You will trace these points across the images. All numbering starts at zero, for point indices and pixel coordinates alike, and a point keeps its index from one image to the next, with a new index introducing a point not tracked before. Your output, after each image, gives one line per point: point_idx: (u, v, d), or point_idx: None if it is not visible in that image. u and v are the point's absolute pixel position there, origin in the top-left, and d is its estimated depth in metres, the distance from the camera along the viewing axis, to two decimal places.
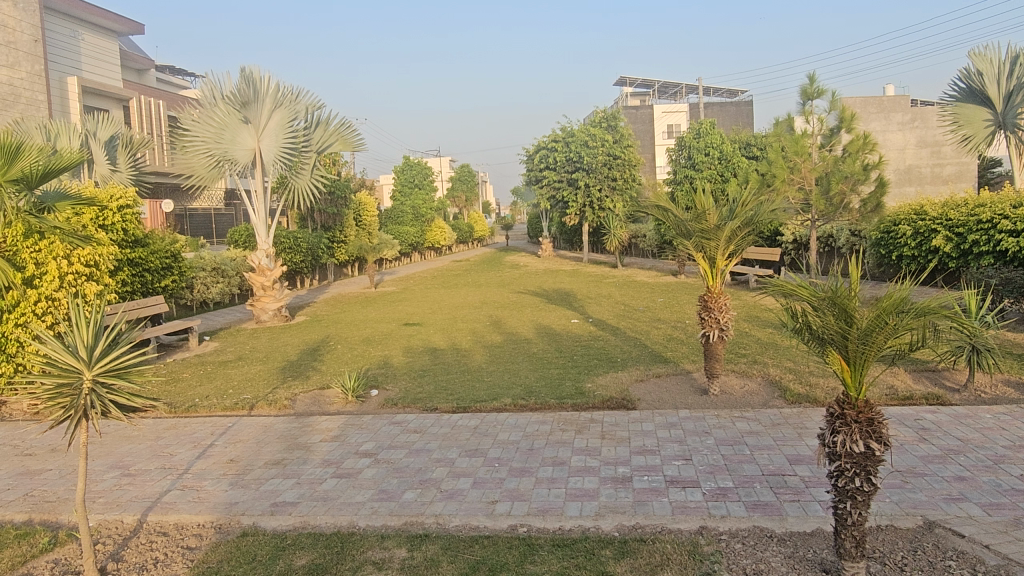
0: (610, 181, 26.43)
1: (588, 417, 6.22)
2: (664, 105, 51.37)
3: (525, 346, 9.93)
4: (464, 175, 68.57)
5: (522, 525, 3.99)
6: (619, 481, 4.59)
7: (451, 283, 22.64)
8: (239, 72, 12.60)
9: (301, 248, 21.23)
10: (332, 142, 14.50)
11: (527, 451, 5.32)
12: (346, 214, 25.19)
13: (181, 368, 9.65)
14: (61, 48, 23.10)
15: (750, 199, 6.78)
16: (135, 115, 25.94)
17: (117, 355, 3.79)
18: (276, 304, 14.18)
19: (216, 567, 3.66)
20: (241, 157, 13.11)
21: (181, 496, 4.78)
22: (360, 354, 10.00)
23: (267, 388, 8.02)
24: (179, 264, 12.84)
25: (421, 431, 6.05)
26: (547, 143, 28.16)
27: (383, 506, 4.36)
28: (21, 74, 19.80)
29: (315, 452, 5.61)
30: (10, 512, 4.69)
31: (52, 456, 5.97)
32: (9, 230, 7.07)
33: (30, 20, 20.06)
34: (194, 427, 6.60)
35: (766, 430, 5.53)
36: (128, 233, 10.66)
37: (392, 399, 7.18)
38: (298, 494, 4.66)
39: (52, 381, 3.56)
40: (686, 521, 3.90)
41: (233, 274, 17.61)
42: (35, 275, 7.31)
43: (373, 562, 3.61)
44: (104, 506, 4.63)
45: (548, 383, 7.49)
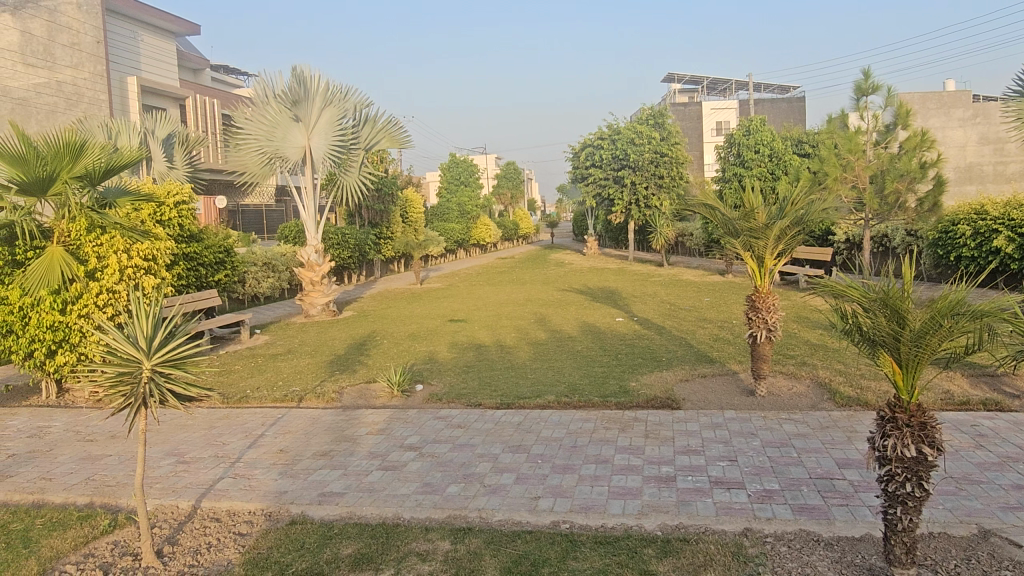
0: (657, 179, 26.21)
1: (632, 415, 6.18)
2: (713, 101, 50.61)
3: (569, 342, 9.97)
4: (511, 172, 68.87)
5: (564, 521, 4.00)
6: (663, 480, 4.57)
7: (496, 280, 22.76)
8: (290, 70, 12.84)
9: (349, 243, 21.61)
10: (380, 139, 14.61)
11: (570, 449, 5.32)
12: (393, 211, 25.54)
13: (234, 360, 9.96)
14: (122, 49, 23.91)
15: (801, 197, 6.66)
16: (191, 113, 26.68)
17: (174, 346, 3.93)
18: (324, 299, 14.44)
19: (266, 554, 3.76)
20: (292, 154, 13.42)
21: (233, 483, 4.92)
22: (406, 350, 10.11)
23: (315, 381, 8.20)
24: (231, 259, 13.20)
25: (465, 426, 6.10)
26: (593, 140, 28.02)
27: (427, 499, 4.42)
28: (85, 74, 20.68)
29: (361, 444, 5.71)
30: (74, 494, 4.90)
31: (112, 442, 6.20)
32: (70, 225, 7.36)
33: (94, 22, 20.97)
34: (246, 417, 6.78)
35: (814, 433, 5.44)
36: (184, 228, 11.02)
37: (437, 394, 7.26)
38: (345, 484, 4.76)
39: (113, 370, 3.72)
40: (731, 522, 3.87)
41: (284, 270, 18.03)
42: (97, 268, 7.53)
43: (417, 553, 3.67)
44: (162, 492, 4.81)
45: (593, 381, 7.46)
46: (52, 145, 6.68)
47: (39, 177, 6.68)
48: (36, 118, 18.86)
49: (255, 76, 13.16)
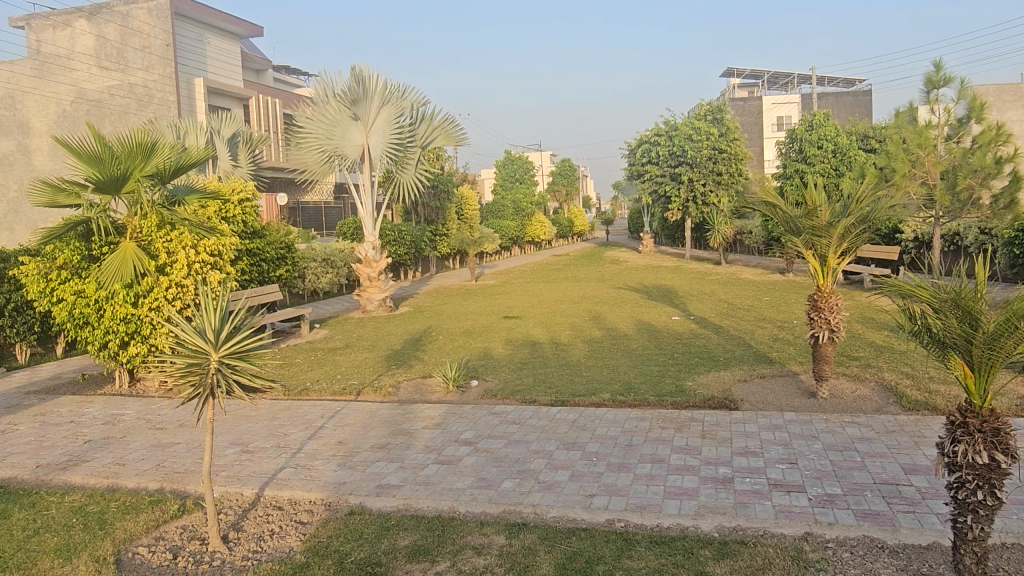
0: (715, 176, 25.72)
1: (688, 415, 6.12)
2: (774, 96, 49.53)
3: (624, 341, 9.91)
4: (566, 169, 68.69)
5: (619, 520, 3.99)
6: (720, 481, 4.51)
7: (551, 277, 22.73)
8: (349, 70, 13.09)
9: (406, 240, 21.91)
10: (436, 137, 14.75)
11: (625, 447, 5.29)
12: (449, 208, 25.79)
13: (295, 353, 10.23)
14: (190, 51, 24.82)
15: (867, 194, 6.46)
16: (254, 113, 27.50)
17: (240, 338, 4.06)
18: (381, 295, 14.68)
19: (326, 542, 3.86)
20: (351, 153, 13.69)
21: (294, 473, 5.06)
22: (461, 346, 10.20)
23: (372, 375, 8.36)
24: (292, 255, 13.55)
25: (520, 422, 6.14)
26: (650, 137, 27.72)
27: (483, 494, 4.46)
28: (154, 77, 23.36)
29: (417, 438, 5.80)
30: (144, 480, 5.12)
31: (180, 430, 6.46)
32: (142, 221, 7.67)
33: (164, 26, 23.37)
34: (306, 409, 6.97)
35: (879, 437, 5.28)
36: (248, 225, 11.38)
37: (492, 391, 7.30)
38: (402, 477, 4.85)
39: (182, 361, 3.88)
40: (790, 526, 3.79)
41: (342, 266, 18.39)
42: (167, 263, 7.79)
43: (473, 547, 3.71)
44: (227, 479, 4.99)
45: (649, 380, 7.40)
46: (125, 145, 7.01)
47: (114, 175, 7.03)
48: (110, 117, 23.06)
49: (315, 76, 13.47)
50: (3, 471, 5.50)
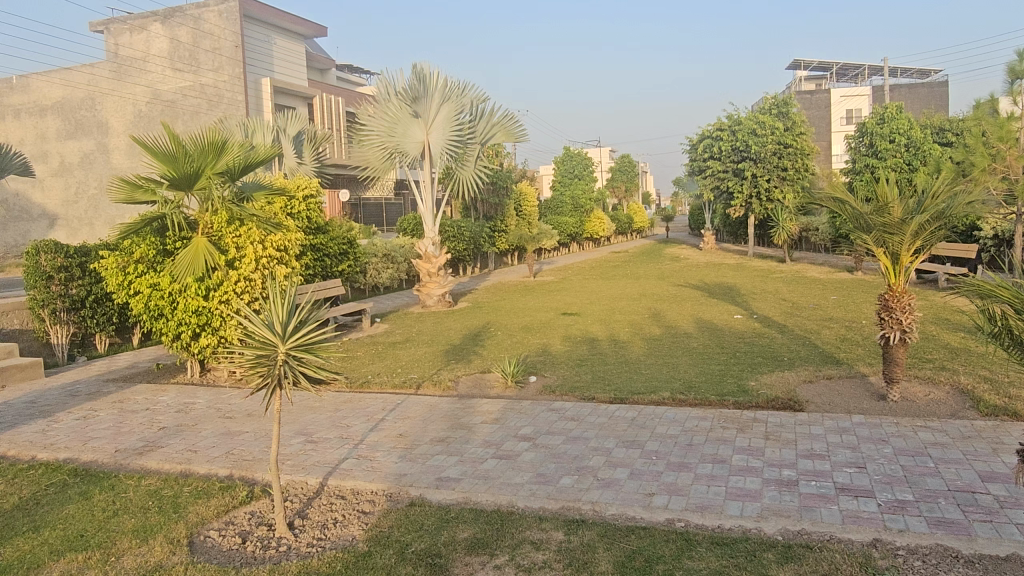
0: (780, 171, 25.04)
1: (752, 415, 6.00)
2: (843, 88, 47.96)
3: (685, 339, 9.75)
4: (625, 165, 68.03)
5: (680, 519, 3.95)
6: (784, 483, 4.41)
7: (610, 274, 22.58)
8: (411, 68, 13.27)
9: (465, 236, 22.08)
10: (496, 133, 14.81)
11: (685, 446, 5.23)
12: (507, 204, 25.88)
13: (356, 346, 10.44)
14: (258, 52, 25.55)
15: (944, 189, 6.20)
16: (318, 111, 28.14)
17: (306, 331, 4.17)
18: (441, 290, 14.83)
19: (388, 532, 3.94)
20: (412, 149, 13.87)
21: (357, 464, 5.18)
22: (519, 342, 10.22)
23: (432, 369, 8.47)
24: (354, 250, 13.83)
25: (579, 419, 6.13)
26: (712, 132, 27.24)
27: (542, 489, 4.47)
28: (224, 77, 24.25)
29: (477, 432, 5.85)
30: (216, 466, 5.33)
31: (248, 419, 6.67)
32: (212, 217, 7.94)
33: (233, 28, 24.16)
34: (369, 401, 7.12)
35: (954, 442, 5.06)
36: (312, 221, 11.67)
37: (550, 387, 7.30)
38: (461, 471, 4.90)
39: (251, 352, 4.02)
40: (858, 532, 3.68)
41: (403, 261, 18.66)
42: (236, 258, 8.05)
43: (532, 541, 3.73)
44: (293, 468, 5.13)
45: (710, 379, 7.28)
46: (198, 144, 7.29)
47: (186, 173, 7.31)
48: (182, 116, 24.67)
49: (378, 75, 13.70)
50: (84, 454, 5.79)
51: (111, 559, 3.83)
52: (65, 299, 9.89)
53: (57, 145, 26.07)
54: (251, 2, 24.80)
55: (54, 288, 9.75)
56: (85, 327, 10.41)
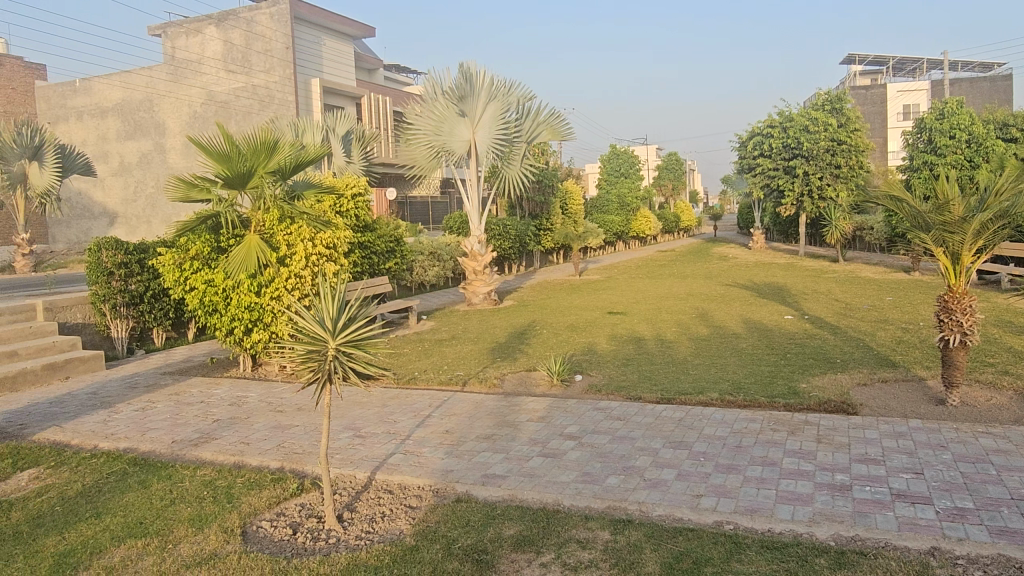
0: (833, 168, 24.43)
1: (803, 418, 5.88)
2: (901, 83, 46.53)
3: (733, 339, 9.62)
4: (672, 163, 67.23)
5: (728, 522, 3.90)
6: (837, 488, 4.31)
7: (656, 273, 22.38)
8: (458, 67, 13.35)
9: (510, 234, 22.14)
10: (542, 132, 14.80)
11: (734, 448, 5.16)
12: (553, 203, 25.83)
13: (404, 343, 10.57)
14: (308, 53, 26.02)
15: (1007, 186, 5.97)
16: (366, 111, 28.56)
17: (355, 327, 4.23)
18: (486, 288, 14.90)
19: (435, 527, 3.98)
20: (458, 148, 13.96)
21: (404, 459, 5.24)
22: (565, 340, 10.21)
23: (478, 367, 8.51)
24: (400, 248, 13.99)
25: (625, 418, 6.09)
26: (762, 129, 26.73)
27: (587, 488, 4.46)
28: (276, 78, 24.81)
29: (522, 430, 5.87)
30: (267, 458, 5.45)
31: (299, 413, 6.81)
32: (264, 215, 8.13)
33: (284, 30, 24.67)
34: (415, 398, 7.20)
35: (1018, 450, 4.87)
36: (360, 219, 11.84)
37: (596, 386, 7.27)
38: (507, 468, 4.92)
39: (303, 347, 4.10)
40: (915, 540, 3.58)
41: (449, 259, 18.81)
42: (287, 255, 8.21)
43: (578, 540, 3.73)
44: (342, 462, 5.22)
45: (760, 381, 7.17)
46: (251, 143, 7.48)
47: (239, 171, 7.51)
48: (234, 116, 25.28)
49: (425, 75, 13.83)
50: (143, 445, 5.99)
51: (168, 546, 3.96)
52: (124, 294, 10.24)
53: (117, 145, 27.01)
54: (302, 5, 25.25)
55: (114, 283, 10.11)
56: (143, 321, 10.76)
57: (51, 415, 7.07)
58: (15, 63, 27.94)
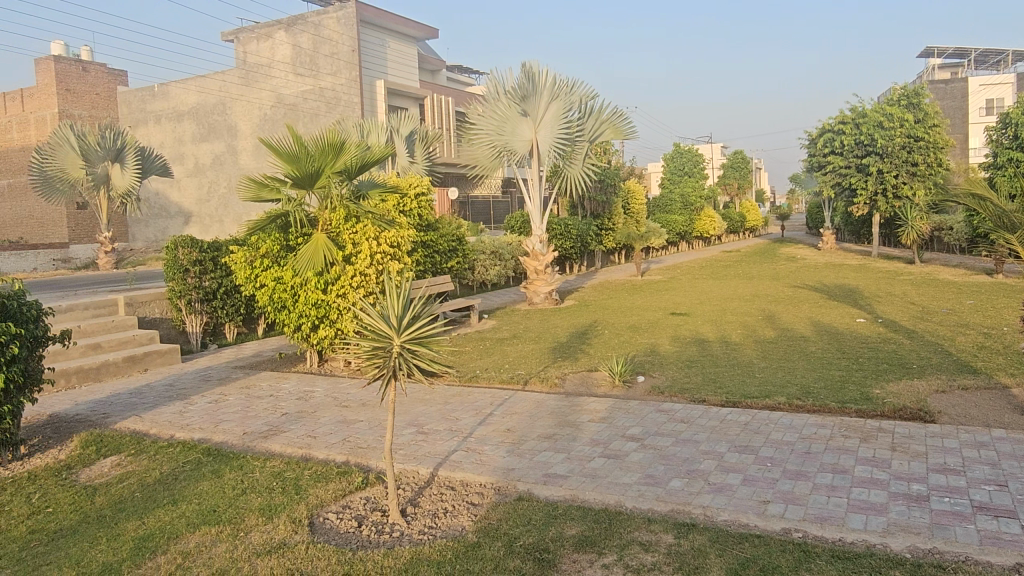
0: (909, 166, 23.44)
1: (876, 425, 5.67)
2: (984, 76, 44.31)
3: (802, 342, 9.35)
4: (738, 162, 65.65)
5: (797, 529, 3.79)
6: (913, 498, 4.14)
7: (720, 274, 21.95)
8: (520, 67, 13.39)
9: (572, 234, 22.06)
10: (605, 131, 14.69)
11: (803, 454, 5.01)
12: (615, 202, 25.58)
13: (465, 341, 10.65)
14: (373, 55, 26.51)
15: None
16: (429, 111, 28.94)
17: (420, 325, 4.29)
18: (547, 288, 14.88)
19: (496, 525, 4.00)
20: (520, 148, 14.01)
21: (466, 456, 5.29)
22: (627, 341, 10.12)
23: (539, 366, 8.51)
24: (462, 247, 14.12)
25: (689, 421, 6.00)
26: (834, 125, 25.88)
27: (650, 490, 4.42)
28: (342, 80, 25.42)
29: (584, 430, 5.85)
30: (333, 452, 5.59)
31: (363, 409, 6.95)
32: (331, 214, 8.32)
33: (350, 33, 25.22)
34: (477, 396, 7.26)
35: None
36: (423, 218, 11.99)
37: (659, 387, 7.19)
38: (568, 468, 4.91)
39: (369, 344, 4.19)
40: (998, 555, 3.41)
41: (510, 258, 18.87)
42: (352, 253, 8.36)
43: (640, 542, 3.69)
44: (405, 457, 5.31)
45: (830, 385, 6.96)
46: (319, 144, 7.67)
47: (308, 171, 7.72)
48: (302, 118, 26.17)
49: (488, 75, 13.90)
50: (215, 436, 6.22)
51: (240, 534, 4.10)
52: (199, 291, 10.65)
53: (192, 147, 28.10)
54: (367, 8, 25.73)
55: (189, 280, 10.52)
56: (216, 317, 11.16)
57: (131, 405, 7.40)
58: (99, 69, 29.37)
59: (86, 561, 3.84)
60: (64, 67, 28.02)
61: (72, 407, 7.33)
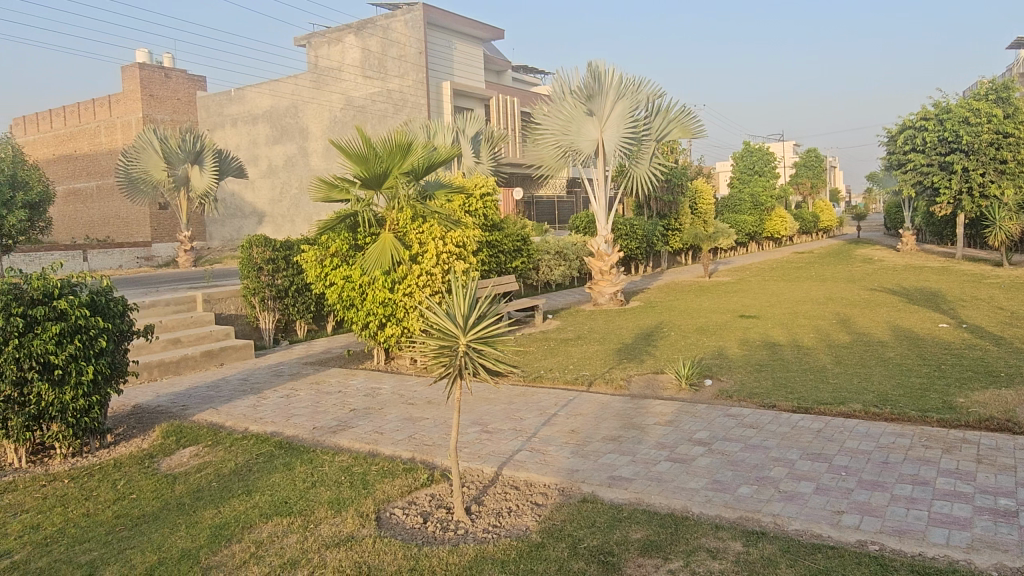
0: (998, 164, 22.26)
1: (959, 435, 5.41)
2: None
3: (880, 348, 9.00)
4: (811, 160, 63.54)
5: (873, 542, 3.65)
6: (1000, 513, 3.94)
7: (792, 275, 21.32)
8: (587, 66, 13.30)
9: (637, 234, 21.82)
10: (672, 130, 14.46)
11: (880, 464, 4.82)
12: (682, 202, 25.18)
13: (530, 341, 10.67)
14: (440, 57, 26.84)
15: None
16: (495, 112, 29.11)
17: (486, 324, 4.32)
18: (613, 288, 14.76)
19: (560, 526, 4.00)
20: (586, 148, 13.92)
21: (530, 456, 5.30)
22: (694, 343, 9.95)
23: (604, 367, 8.45)
24: (527, 247, 14.16)
25: (758, 426, 5.86)
26: (915, 122, 24.81)
27: (718, 496, 4.33)
28: (409, 82, 25.83)
29: (649, 433, 5.78)
30: (400, 448, 5.68)
31: (429, 407, 7.04)
32: (398, 214, 8.47)
33: (417, 36, 25.60)
34: (541, 396, 7.26)
35: None
36: (488, 218, 12.07)
37: (727, 391, 7.04)
38: (634, 471, 4.86)
39: (435, 343, 4.24)
40: None
41: (575, 258, 18.79)
42: (419, 253, 8.48)
43: (707, 549, 3.62)
44: (470, 456, 5.35)
45: (910, 393, 6.67)
46: (387, 145, 7.80)
47: (376, 172, 7.88)
48: (371, 120, 26.72)
49: (554, 74, 13.89)
50: (287, 429, 6.41)
51: (310, 526, 4.22)
52: (272, 288, 11.00)
53: (266, 149, 29.04)
54: (434, 10, 26.07)
55: (263, 278, 10.88)
56: (288, 314, 11.50)
57: (208, 398, 7.70)
58: (180, 75, 30.66)
59: (167, 547, 4.01)
60: (147, 74, 29.37)
61: (154, 399, 7.68)
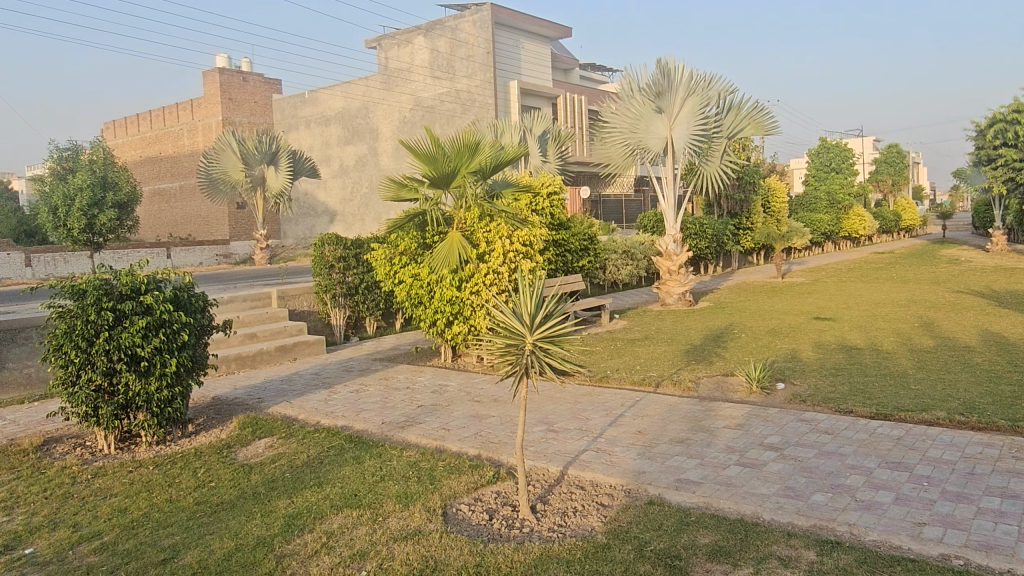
0: None
1: None
2: None
3: (966, 353, 8.56)
4: (893, 156, 60.94)
5: (957, 556, 3.48)
6: None
7: (871, 276, 20.49)
8: (656, 63, 13.13)
9: (707, 233, 21.40)
10: (744, 126, 14.11)
11: (966, 475, 4.59)
12: (754, 200, 24.56)
13: (596, 341, 10.60)
14: (507, 57, 26.95)
15: None
16: (563, 110, 29.03)
17: (552, 323, 4.31)
18: (681, 288, 14.52)
19: (627, 527, 3.96)
20: (655, 146, 13.71)
21: (596, 456, 5.27)
22: (766, 345, 9.69)
23: (672, 368, 8.33)
24: (593, 246, 14.07)
25: (834, 432, 5.66)
26: (1007, 115, 23.47)
27: (790, 503, 4.21)
28: (477, 82, 25.99)
29: (718, 436, 5.67)
30: (466, 445, 5.74)
31: (495, 405, 7.08)
32: (466, 213, 8.55)
33: (485, 36, 25.77)
34: (607, 396, 7.21)
35: None
36: (555, 217, 12.06)
37: (800, 395, 6.83)
38: (702, 474, 4.78)
39: (503, 342, 4.27)
40: None
41: (642, 257, 18.58)
42: (486, 252, 8.53)
43: (779, 557, 3.53)
44: (536, 455, 5.36)
45: (999, 401, 6.32)
46: (455, 145, 7.88)
47: (444, 171, 7.97)
48: (439, 120, 27.03)
49: (622, 72, 13.76)
50: (357, 423, 6.57)
51: (379, 519, 4.31)
52: (343, 286, 11.30)
53: (338, 150, 29.78)
54: (502, 10, 26.19)
55: (334, 276, 11.18)
56: (358, 311, 11.77)
57: (283, 391, 7.96)
58: (257, 79, 31.76)
59: (243, 534, 4.17)
60: (226, 79, 30.56)
61: (231, 391, 7.98)
